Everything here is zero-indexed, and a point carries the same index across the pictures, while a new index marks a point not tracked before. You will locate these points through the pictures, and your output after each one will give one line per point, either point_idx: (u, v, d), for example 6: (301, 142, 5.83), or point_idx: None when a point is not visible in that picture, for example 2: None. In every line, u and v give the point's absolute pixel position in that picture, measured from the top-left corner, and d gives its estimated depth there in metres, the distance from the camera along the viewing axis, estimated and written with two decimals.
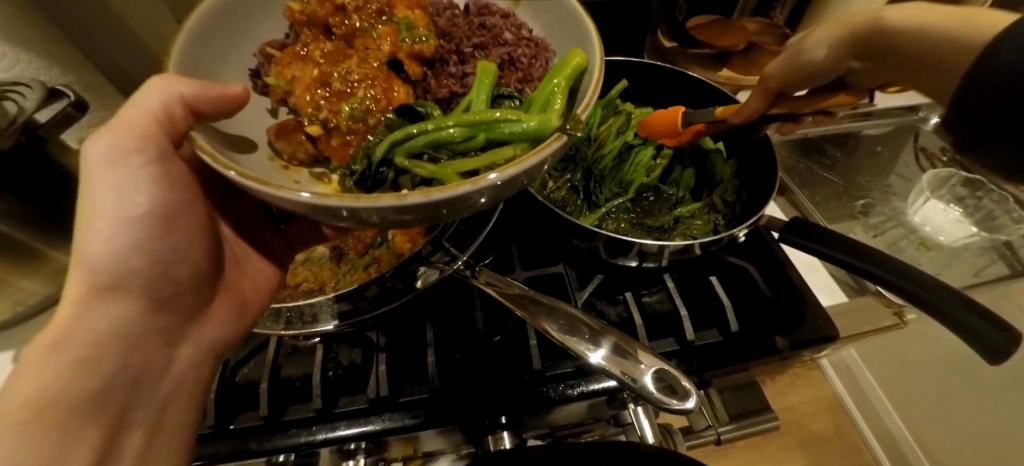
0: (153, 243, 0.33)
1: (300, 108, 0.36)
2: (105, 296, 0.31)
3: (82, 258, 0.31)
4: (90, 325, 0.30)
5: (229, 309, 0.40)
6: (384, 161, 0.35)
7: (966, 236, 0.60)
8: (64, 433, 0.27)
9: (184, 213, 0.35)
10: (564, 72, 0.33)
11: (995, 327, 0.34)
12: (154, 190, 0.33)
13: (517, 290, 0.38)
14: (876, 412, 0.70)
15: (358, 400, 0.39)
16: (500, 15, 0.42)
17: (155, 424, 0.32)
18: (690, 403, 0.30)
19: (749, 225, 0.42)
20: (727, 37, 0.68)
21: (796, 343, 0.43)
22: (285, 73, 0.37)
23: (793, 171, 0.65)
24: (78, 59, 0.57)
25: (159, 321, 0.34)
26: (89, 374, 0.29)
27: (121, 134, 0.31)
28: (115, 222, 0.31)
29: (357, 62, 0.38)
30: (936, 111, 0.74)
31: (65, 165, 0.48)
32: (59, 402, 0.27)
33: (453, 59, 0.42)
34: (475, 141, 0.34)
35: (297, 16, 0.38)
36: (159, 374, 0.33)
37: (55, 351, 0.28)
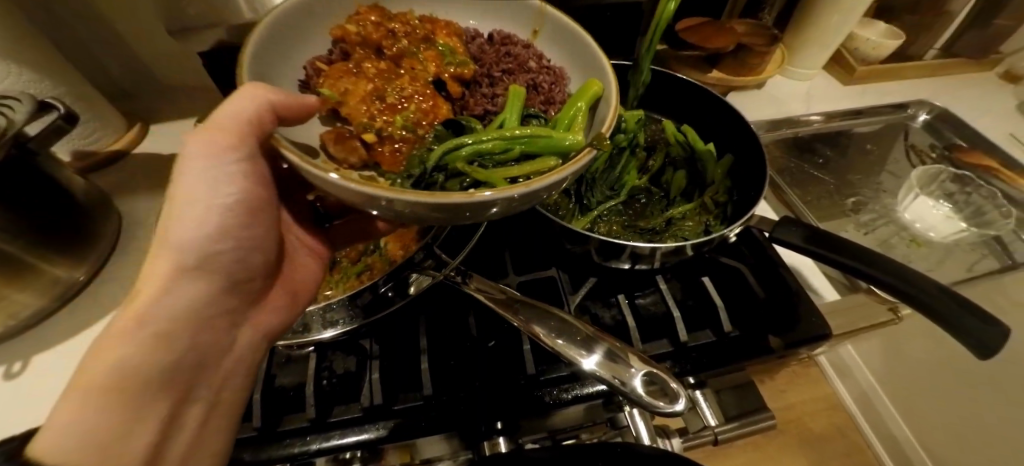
0: (235, 232, 0.36)
1: (352, 118, 0.36)
2: (188, 275, 0.33)
3: (170, 238, 0.33)
4: (173, 303, 0.31)
5: (283, 295, 0.42)
6: (436, 166, 0.36)
7: (956, 232, 0.60)
8: (137, 411, 0.28)
9: (262, 205, 0.38)
10: (586, 95, 0.38)
11: (986, 324, 0.34)
12: (240, 185, 0.36)
13: (508, 295, 0.38)
14: (878, 411, 0.69)
15: (353, 409, 0.39)
16: (522, 45, 0.43)
17: (213, 399, 0.34)
18: (679, 406, 0.30)
19: (739, 225, 0.42)
20: (716, 39, 0.67)
21: (790, 342, 0.43)
22: (336, 86, 0.36)
23: (784, 171, 0.65)
24: (68, 71, 0.57)
25: (228, 302, 0.36)
26: (160, 353, 0.30)
27: (221, 130, 0.33)
28: (207, 209, 0.34)
29: (409, 80, 0.38)
30: (924, 108, 0.75)
31: (52, 176, 0.47)
32: (136, 379, 0.28)
33: (486, 83, 0.43)
34: (514, 153, 0.37)
35: (351, 36, 0.38)
36: (220, 354, 0.35)
37: (142, 322, 0.29)
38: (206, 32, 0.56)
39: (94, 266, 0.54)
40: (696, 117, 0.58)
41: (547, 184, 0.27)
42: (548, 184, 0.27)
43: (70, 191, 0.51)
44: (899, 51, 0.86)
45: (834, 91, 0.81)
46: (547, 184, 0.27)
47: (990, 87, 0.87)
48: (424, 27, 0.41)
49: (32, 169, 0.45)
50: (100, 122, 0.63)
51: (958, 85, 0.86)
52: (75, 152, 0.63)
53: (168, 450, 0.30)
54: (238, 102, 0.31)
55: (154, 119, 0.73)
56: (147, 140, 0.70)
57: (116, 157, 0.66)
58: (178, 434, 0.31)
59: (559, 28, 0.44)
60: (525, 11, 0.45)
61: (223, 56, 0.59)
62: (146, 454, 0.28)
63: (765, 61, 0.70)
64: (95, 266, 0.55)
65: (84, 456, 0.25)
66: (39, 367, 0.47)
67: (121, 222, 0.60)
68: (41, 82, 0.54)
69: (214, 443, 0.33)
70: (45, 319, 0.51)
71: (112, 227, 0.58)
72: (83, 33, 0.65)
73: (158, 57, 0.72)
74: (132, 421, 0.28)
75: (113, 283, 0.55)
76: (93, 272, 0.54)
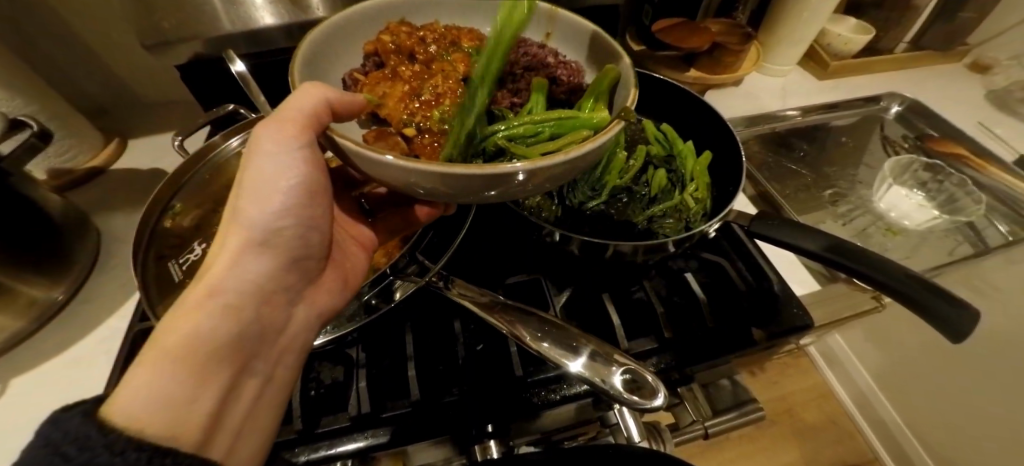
0: (297, 212, 0.36)
1: (392, 117, 0.37)
2: (253, 251, 0.34)
3: (241, 219, 0.34)
4: (238, 279, 0.32)
5: (336, 279, 0.42)
6: (478, 150, 0.39)
7: (929, 219, 0.62)
8: (204, 375, 0.28)
9: (321, 190, 0.38)
10: (604, 82, 0.38)
11: (954, 306, 0.35)
12: (303, 169, 0.36)
13: (491, 299, 0.39)
14: (870, 403, 0.74)
15: (341, 418, 0.39)
16: (537, 45, 0.44)
17: (269, 375, 0.33)
18: (659, 401, 0.30)
19: (717, 220, 0.43)
20: (692, 39, 0.68)
21: (772, 334, 0.44)
22: (374, 91, 0.38)
23: (763, 166, 0.66)
24: (42, 88, 0.56)
25: (289, 280, 0.36)
26: (229, 323, 0.30)
27: (282, 123, 0.33)
28: (274, 192, 0.35)
29: (441, 78, 0.39)
30: (897, 100, 0.77)
31: (26, 194, 0.47)
32: (206, 344, 0.28)
33: (511, 78, 0.44)
34: (544, 135, 0.39)
35: (386, 46, 0.40)
36: (280, 331, 0.35)
37: (212, 295, 0.30)
38: (180, 45, 0.56)
39: (73, 285, 0.54)
40: (677, 117, 0.59)
41: (579, 153, 0.29)
42: (580, 153, 0.29)
43: (45, 210, 0.50)
44: (871, 45, 0.88)
45: (809, 85, 0.82)
46: (560, 161, 0.28)
47: (959, 78, 0.90)
48: (450, 34, 0.43)
49: (4, 189, 0.44)
50: (75, 138, 0.62)
51: (928, 77, 0.89)
52: (51, 170, 0.61)
53: (229, 420, 0.29)
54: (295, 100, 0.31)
55: (132, 135, 0.72)
56: (126, 156, 0.69)
57: (93, 174, 0.65)
58: (238, 405, 0.30)
59: (569, 27, 0.45)
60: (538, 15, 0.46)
61: (199, 69, 0.59)
62: (211, 420, 0.27)
63: (738, 60, 0.71)
64: (74, 285, 0.54)
65: (159, 416, 0.24)
66: (17, 390, 0.46)
67: (100, 240, 0.59)
68: (13, 100, 0.53)
69: (266, 420, 0.32)
70: (23, 342, 0.50)
71: (90, 245, 0.57)
72: (55, 50, 0.64)
73: (134, 72, 0.71)
74: (201, 384, 0.27)
75: (93, 302, 0.54)
76: (72, 291, 0.54)
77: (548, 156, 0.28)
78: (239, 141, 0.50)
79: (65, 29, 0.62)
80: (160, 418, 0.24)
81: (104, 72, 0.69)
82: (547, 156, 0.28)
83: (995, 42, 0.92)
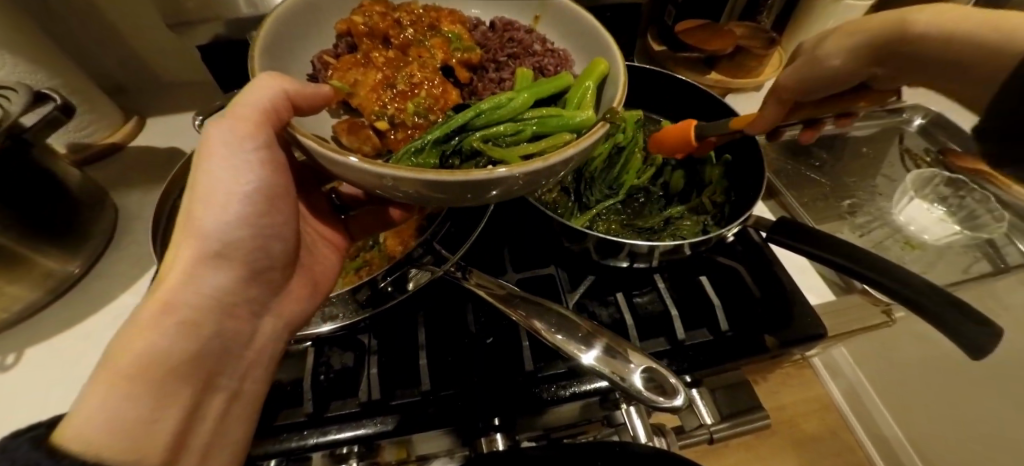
0: (255, 220, 0.35)
1: (364, 107, 0.37)
2: (212, 264, 0.33)
3: (195, 228, 0.33)
4: (195, 292, 0.31)
5: (304, 285, 0.42)
6: (452, 149, 0.38)
7: (950, 234, 0.61)
8: (165, 396, 0.27)
9: (283, 194, 0.38)
10: (594, 76, 0.38)
11: (982, 324, 0.34)
12: (260, 173, 0.35)
13: (507, 290, 0.39)
14: (864, 405, 0.70)
15: (350, 404, 0.39)
16: (525, 31, 0.44)
17: (235, 390, 0.33)
18: (679, 401, 0.30)
19: (737, 225, 0.42)
20: (716, 41, 0.68)
21: (785, 341, 0.44)
22: (347, 77, 0.37)
23: (780, 173, 0.66)
24: (65, 62, 0.57)
25: (251, 292, 0.35)
26: (192, 340, 0.30)
27: (236, 122, 0.32)
28: (230, 199, 0.34)
29: (417, 67, 0.39)
30: (919, 112, 0.75)
31: (46, 168, 0.47)
32: (165, 364, 0.28)
33: (493, 68, 0.43)
34: (528, 134, 0.38)
35: (358, 28, 0.39)
36: (246, 343, 0.35)
37: (168, 311, 0.29)
38: (202, 25, 0.56)
39: (88, 259, 0.54)
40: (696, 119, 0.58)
41: (560, 159, 0.28)
42: (558, 160, 0.28)
43: (63, 184, 0.50)
44: None
45: None
46: (541, 166, 0.28)
47: None
48: (429, 16, 0.42)
49: (25, 161, 0.44)
50: (97, 113, 0.63)
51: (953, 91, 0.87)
52: (70, 144, 0.62)
53: (192, 440, 0.29)
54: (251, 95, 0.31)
55: (151, 113, 0.72)
56: (144, 134, 0.69)
57: (111, 151, 0.65)
58: (202, 424, 0.30)
59: (559, 14, 0.45)
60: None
61: (221, 50, 0.59)
62: (172, 443, 0.27)
63: (761, 64, 0.71)
64: (90, 259, 0.54)
65: (116, 441, 0.23)
66: (32, 360, 0.47)
67: (117, 217, 0.59)
68: (36, 73, 0.53)
69: (235, 440, 0.33)
70: (41, 311, 0.51)
71: (107, 220, 0.57)
72: (79, 25, 0.64)
73: (157, 50, 0.71)
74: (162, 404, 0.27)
75: (107, 276, 0.54)
76: (88, 264, 0.54)
77: (529, 161, 0.27)
78: None
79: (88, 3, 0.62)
80: (116, 442, 0.23)
81: (128, 49, 0.70)
82: (530, 162, 0.27)
83: None
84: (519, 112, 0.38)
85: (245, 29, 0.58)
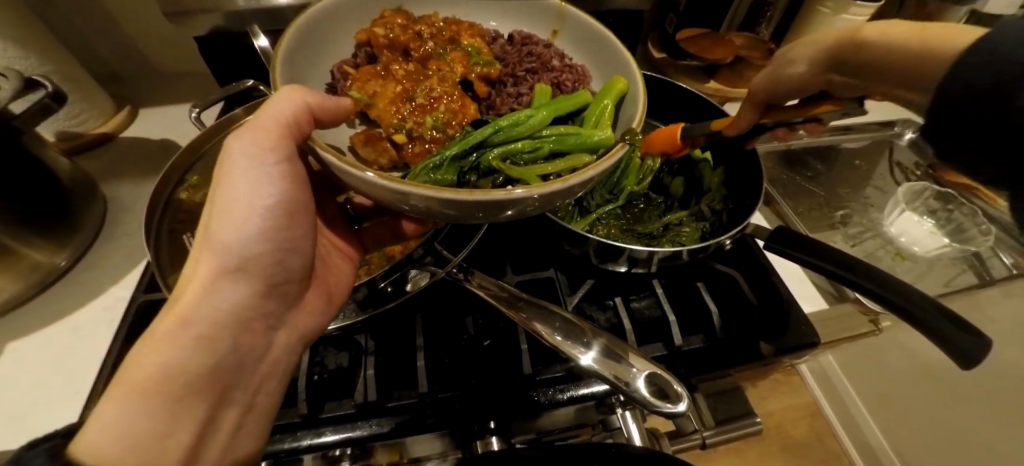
0: (274, 235, 0.35)
1: (382, 120, 0.37)
2: (228, 279, 0.33)
3: (212, 240, 0.33)
4: (212, 307, 0.31)
5: (318, 299, 0.41)
6: (470, 166, 0.37)
7: (938, 246, 0.62)
8: (174, 412, 0.27)
9: (302, 208, 0.37)
10: (612, 94, 0.39)
11: (972, 336, 0.35)
12: (281, 186, 0.35)
13: (510, 292, 0.39)
14: (854, 416, 0.72)
15: (346, 405, 0.39)
16: (543, 45, 0.44)
17: (248, 404, 0.34)
18: (682, 407, 0.30)
19: (735, 233, 0.43)
20: (718, 49, 0.69)
21: (780, 349, 0.44)
22: (365, 89, 0.38)
23: (777, 182, 0.67)
24: (58, 50, 0.55)
25: (268, 306, 0.35)
26: (205, 355, 0.30)
27: (257, 136, 0.32)
28: (250, 214, 0.34)
29: (437, 81, 0.39)
30: (912, 126, 0.77)
31: (39, 159, 0.46)
32: (178, 378, 0.28)
33: (511, 82, 0.43)
34: (546, 150, 0.39)
35: (379, 40, 0.39)
36: (259, 358, 0.35)
37: (184, 324, 0.29)
38: (201, 15, 0.55)
39: (77, 251, 0.53)
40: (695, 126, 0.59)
41: (578, 181, 0.29)
42: (576, 183, 0.29)
43: (54, 173, 0.49)
44: None
45: None
46: (557, 189, 0.28)
47: None
48: (450, 28, 0.42)
49: (18, 150, 0.43)
50: (88, 101, 0.62)
51: None
52: (59, 132, 0.60)
53: (204, 452, 0.30)
54: (272, 110, 0.30)
55: (144, 104, 0.71)
56: (138, 124, 0.68)
57: (103, 140, 0.64)
58: (215, 436, 0.31)
59: (577, 28, 0.45)
60: (547, 10, 0.46)
61: (221, 42, 0.58)
62: (184, 454, 0.28)
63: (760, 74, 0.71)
64: (78, 252, 0.53)
65: (132, 455, 0.24)
66: (16, 353, 0.46)
67: (107, 208, 0.58)
68: (27, 59, 0.52)
69: (245, 448, 0.33)
70: (23, 304, 0.49)
71: (96, 213, 0.56)
72: (70, 10, 0.63)
73: (154, 38, 0.70)
74: (173, 418, 0.27)
75: (96, 270, 0.53)
76: (76, 257, 0.53)
77: (546, 183, 0.28)
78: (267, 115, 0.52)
79: None
80: (128, 456, 0.24)
81: (124, 37, 0.69)
82: (550, 183, 0.28)
83: None
84: (537, 130, 0.39)
85: (246, 22, 0.57)
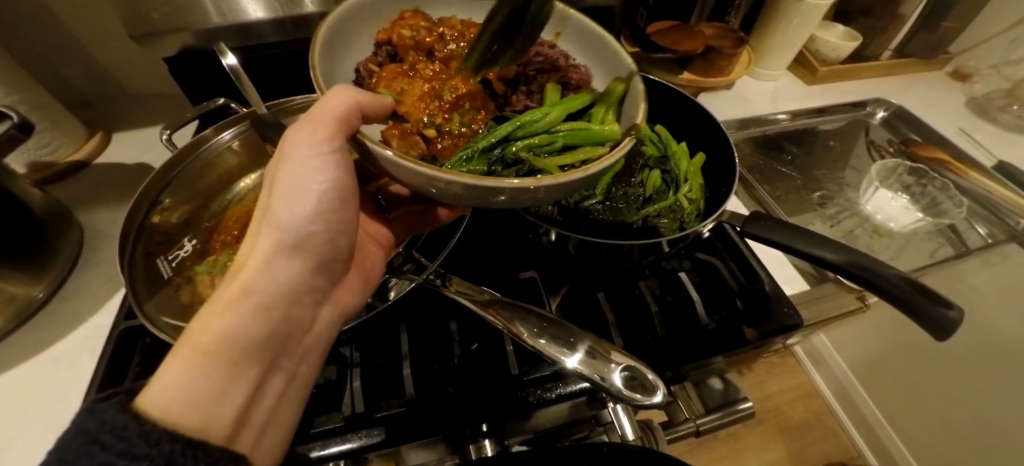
0: (326, 217, 0.37)
1: (411, 115, 0.36)
2: (284, 255, 0.35)
3: (274, 219, 0.35)
4: (270, 281, 0.33)
5: (359, 278, 0.43)
6: (495, 158, 0.39)
7: (914, 221, 0.63)
8: (232, 371, 0.28)
9: (350, 192, 0.39)
10: (614, 94, 0.40)
11: (942, 307, 0.36)
12: (333, 173, 0.37)
13: (489, 297, 0.39)
14: (853, 401, 0.74)
15: (334, 419, 0.38)
16: (548, 45, 0.44)
17: (293, 373, 0.34)
18: (657, 398, 0.31)
19: (709, 221, 0.44)
20: (686, 42, 0.69)
21: (765, 333, 0.44)
22: (392, 87, 0.38)
23: (754, 168, 0.67)
24: (24, 76, 0.55)
25: (317, 281, 0.37)
26: (265, 322, 0.32)
27: (314, 129, 0.33)
28: (303, 197, 0.36)
29: (461, 80, 0.39)
30: (882, 105, 0.78)
31: (11, 189, 0.46)
32: (238, 341, 0.29)
33: (524, 80, 0.44)
34: (558, 145, 0.40)
35: (404, 40, 0.39)
36: (306, 329, 0.36)
37: (246, 294, 0.31)
38: (171, 35, 0.55)
39: (55, 281, 0.52)
40: (669, 118, 0.59)
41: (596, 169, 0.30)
42: (595, 171, 0.30)
43: (27, 203, 0.48)
44: (856, 52, 0.88)
45: (794, 88, 0.83)
46: (577, 178, 0.30)
47: (939, 85, 0.90)
48: (466, 29, 0.42)
49: None
50: (57, 130, 0.61)
51: (913, 84, 0.89)
52: (31, 163, 0.60)
53: (254, 413, 0.30)
54: (328, 106, 0.32)
55: (117, 129, 0.70)
56: (110, 150, 0.67)
57: (76, 168, 0.63)
58: (264, 397, 0.31)
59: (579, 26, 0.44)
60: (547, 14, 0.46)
61: (189, 61, 0.58)
62: (236, 418, 0.28)
63: (732, 63, 0.72)
64: (55, 282, 0.52)
65: (189, 407, 0.25)
66: None
67: (83, 236, 0.57)
68: None
69: (289, 417, 0.33)
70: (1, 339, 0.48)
71: (72, 241, 0.55)
72: (34, 37, 0.62)
73: (123, 61, 0.69)
74: (227, 383, 0.28)
75: (77, 298, 0.52)
76: (53, 289, 0.52)
77: (570, 172, 0.29)
78: (232, 135, 0.52)
79: (41, 13, 0.60)
80: (187, 410, 0.25)
81: (94, 64, 0.68)
82: (572, 171, 0.29)
83: (972, 53, 0.92)
84: (552, 125, 0.40)
85: (216, 40, 0.57)
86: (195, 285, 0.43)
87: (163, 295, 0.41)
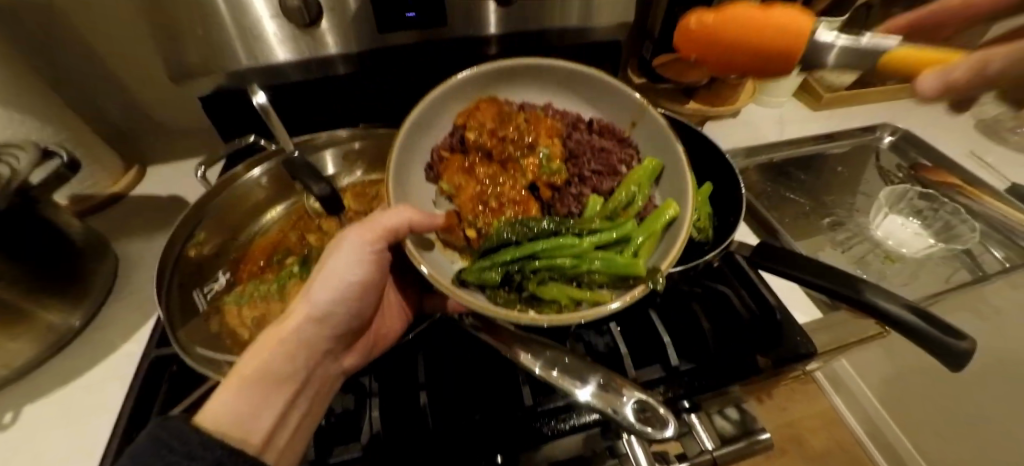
0: (353, 304, 0.41)
1: (462, 212, 0.43)
2: (316, 323, 0.38)
3: (308, 298, 0.39)
4: (300, 340, 0.37)
5: (367, 345, 0.47)
6: (515, 271, 0.40)
7: (927, 246, 0.63)
8: (265, 397, 0.32)
9: (375, 284, 0.43)
10: (656, 227, 0.42)
11: (951, 336, 0.36)
12: (366, 269, 0.41)
13: (503, 326, 0.40)
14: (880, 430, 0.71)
15: (351, 448, 0.38)
16: (616, 145, 0.47)
17: (309, 410, 0.36)
18: (670, 431, 0.30)
19: (717, 251, 0.46)
20: (690, 73, 0.72)
21: (778, 360, 0.45)
22: (451, 180, 0.43)
23: (763, 195, 0.68)
24: (70, 117, 0.59)
25: (333, 346, 0.40)
26: (291, 363, 0.35)
27: (363, 233, 0.39)
28: (338, 286, 0.40)
29: (510, 187, 0.44)
30: (890, 129, 0.78)
31: (56, 224, 0.49)
32: (271, 375, 0.33)
33: (576, 183, 0.45)
34: (586, 274, 0.40)
35: (470, 139, 0.43)
36: (323, 374, 0.39)
37: (279, 342, 0.36)
38: (205, 78, 0.59)
39: (89, 310, 0.55)
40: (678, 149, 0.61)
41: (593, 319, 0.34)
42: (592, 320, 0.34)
43: (66, 234, 0.52)
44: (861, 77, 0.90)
45: (801, 114, 0.84)
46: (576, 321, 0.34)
47: None
48: (530, 130, 0.45)
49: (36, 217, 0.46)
50: (96, 164, 0.65)
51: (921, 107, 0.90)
52: (73, 196, 0.64)
53: (277, 438, 0.32)
54: (385, 218, 0.38)
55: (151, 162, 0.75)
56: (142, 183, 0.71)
57: (113, 200, 0.68)
58: (288, 422, 0.33)
59: (652, 130, 0.46)
60: (625, 106, 0.47)
61: (222, 100, 0.62)
62: (266, 437, 0.31)
63: (736, 93, 0.74)
64: (90, 311, 0.55)
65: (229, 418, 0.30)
66: (30, 415, 0.47)
67: (117, 266, 0.60)
68: (41, 129, 0.55)
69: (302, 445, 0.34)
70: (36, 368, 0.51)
71: (107, 269, 0.58)
72: (81, 77, 0.67)
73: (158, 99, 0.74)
74: (259, 406, 0.32)
75: (110, 327, 0.55)
76: (88, 318, 0.55)
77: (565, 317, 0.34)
78: (261, 171, 0.55)
79: (87, 56, 0.65)
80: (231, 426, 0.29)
81: (131, 101, 0.73)
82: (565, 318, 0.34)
83: None
84: (582, 249, 0.41)
85: (245, 81, 0.61)
86: (223, 316, 0.45)
87: (195, 324, 0.43)
